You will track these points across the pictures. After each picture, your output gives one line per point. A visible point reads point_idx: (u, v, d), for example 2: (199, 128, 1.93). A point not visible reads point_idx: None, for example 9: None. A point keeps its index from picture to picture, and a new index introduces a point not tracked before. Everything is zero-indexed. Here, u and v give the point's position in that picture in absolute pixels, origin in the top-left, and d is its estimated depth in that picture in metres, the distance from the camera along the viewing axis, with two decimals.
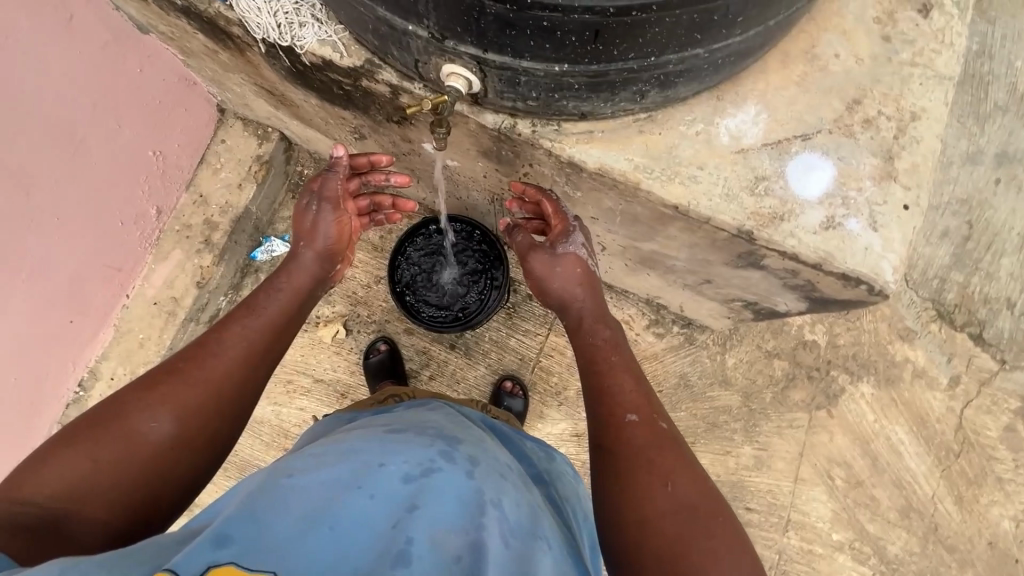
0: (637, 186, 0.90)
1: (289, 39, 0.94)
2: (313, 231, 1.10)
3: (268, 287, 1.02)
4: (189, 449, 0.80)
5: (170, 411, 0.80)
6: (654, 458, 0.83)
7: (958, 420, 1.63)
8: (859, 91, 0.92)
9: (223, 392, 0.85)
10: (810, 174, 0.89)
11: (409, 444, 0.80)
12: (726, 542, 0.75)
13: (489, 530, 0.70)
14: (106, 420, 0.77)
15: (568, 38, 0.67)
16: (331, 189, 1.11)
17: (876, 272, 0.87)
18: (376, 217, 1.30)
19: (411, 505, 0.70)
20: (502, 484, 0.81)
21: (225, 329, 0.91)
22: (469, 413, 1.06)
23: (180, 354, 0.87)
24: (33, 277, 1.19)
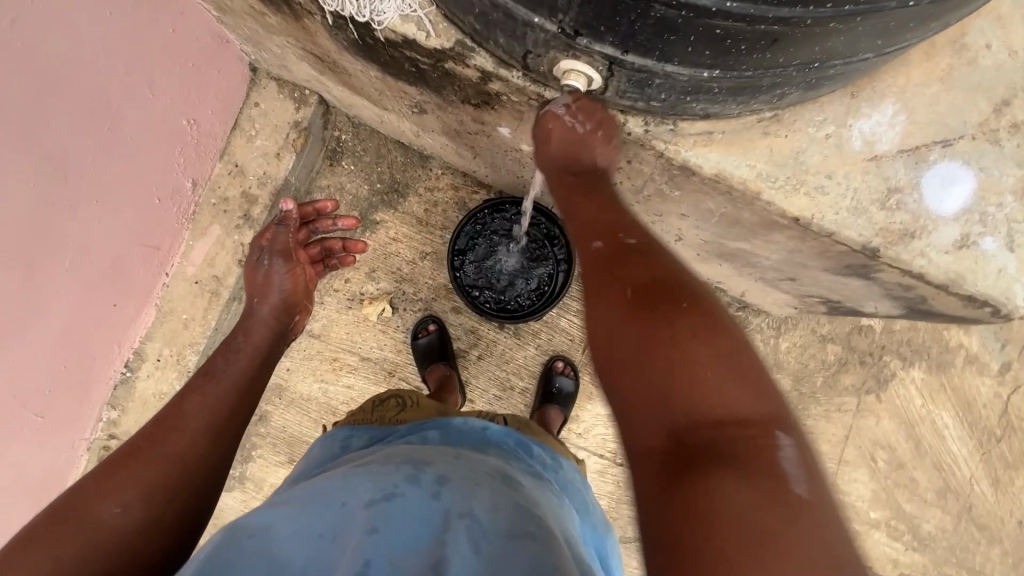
0: (757, 196, 0.82)
1: (368, 14, 0.82)
2: (267, 284, 1.21)
3: (226, 351, 1.04)
4: (165, 521, 0.74)
5: (134, 493, 0.74)
6: (615, 267, 0.69)
7: (1003, 405, 1.61)
8: (1010, 90, 0.82)
9: (188, 459, 0.81)
10: (949, 187, 0.81)
11: (369, 473, 0.75)
12: (704, 323, 0.61)
13: (458, 545, 0.63)
14: (65, 517, 0.69)
15: (737, 46, 0.57)
16: (280, 243, 1.20)
17: (1006, 296, 0.82)
18: (330, 261, 1.49)
19: (372, 528, 0.65)
20: (481, 493, 0.73)
21: (187, 397, 0.90)
22: (458, 424, 0.97)
23: (136, 438, 0.82)
24: (77, 263, 1.11)
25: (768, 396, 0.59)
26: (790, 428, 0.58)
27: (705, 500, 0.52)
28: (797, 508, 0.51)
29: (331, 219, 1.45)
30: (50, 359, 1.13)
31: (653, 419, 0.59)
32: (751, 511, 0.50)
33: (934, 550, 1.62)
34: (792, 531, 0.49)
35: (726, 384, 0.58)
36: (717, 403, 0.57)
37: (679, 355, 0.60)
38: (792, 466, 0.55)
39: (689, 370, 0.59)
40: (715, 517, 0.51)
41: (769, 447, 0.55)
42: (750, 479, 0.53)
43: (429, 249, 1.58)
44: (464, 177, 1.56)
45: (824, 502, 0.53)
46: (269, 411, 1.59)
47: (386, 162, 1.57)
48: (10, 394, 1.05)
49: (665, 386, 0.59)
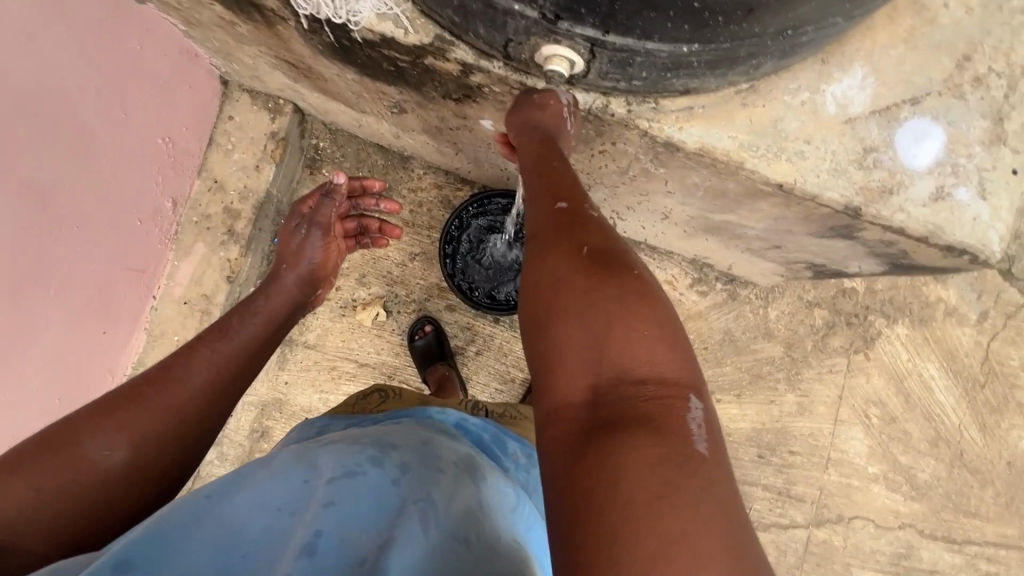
0: (741, 166, 0.84)
1: (344, 15, 0.81)
2: (298, 255, 1.10)
3: (243, 312, 0.96)
4: (143, 478, 0.72)
5: (124, 438, 0.71)
6: (566, 225, 0.65)
7: (984, 352, 1.67)
8: (969, 46, 0.85)
9: (184, 417, 0.77)
10: (922, 142, 0.84)
11: (332, 450, 0.70)
12: (635, 287, 0.58)
13: (410, 526, 0.61)
14: (56, 445, 0.68)
15: (714, 18, 0.59)
16: (324, 216, 1.11)
17: (982, 242, 0.86)
18: (362, 239, 1.46)
19: (327, 502, 0.61)
20: (441, 484, 0.69)
21: (194, 352, 0.84)
22: (436, 413, 0.90)
23: (141, 377, 0.78)
24: (63, 291, 1.08)
25: (691, 365, 0.56)
26: (704, 398, 0.54)
27: (610, 449, 0.47)
28: (702, 468, 0.47)
29: (375, 198, 1.41)
30: (44, 391, 1.10)
31: (573, 373, 0.55)
32: (657, 466, 0.46)
33: (932, 497, 1.68)
34: (694, 489, 0.45)
35: (647, 346, 0.54)
36: (639, 364, 0.53)
37: (607, 314, 0.56)
38: (699, 429, 0.50)
39: (617, 331, 0.55)
40: (616, 468, 0.46)
41: (678, 408, 0.51)
42: (657, 435, 0.48)
43: (418, 250, 1.58)
44: (446, 175, 1.56)
45: (727, 469, 0.49)
46: (270, 427, 1.57)
47: (367, 166, 1.56)
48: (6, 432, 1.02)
49: (589, 341, 0.55)
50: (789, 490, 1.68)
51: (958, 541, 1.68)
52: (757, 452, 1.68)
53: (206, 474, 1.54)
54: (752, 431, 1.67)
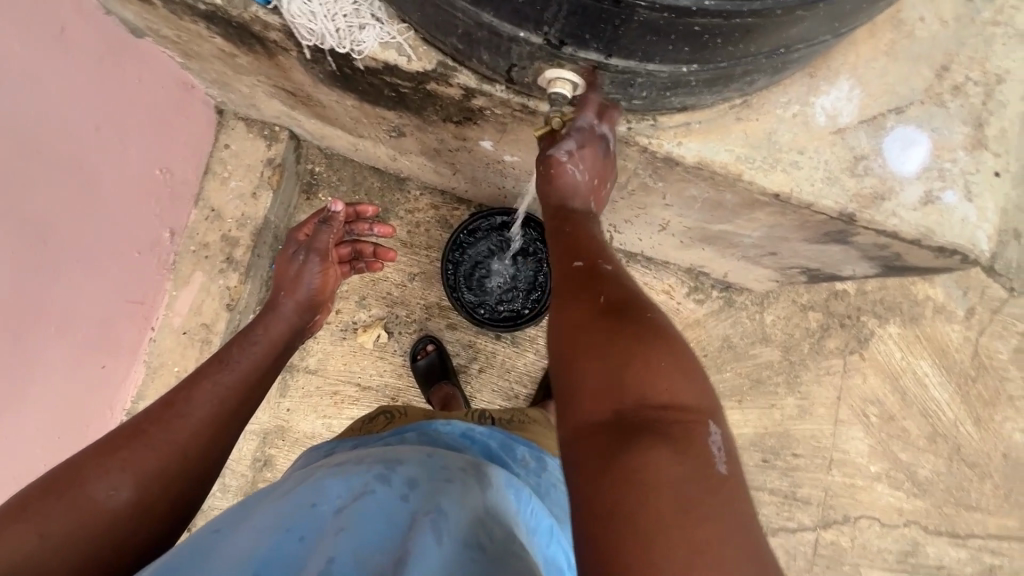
0: (738, 178, 0.87)
1: (349, 45, 0.83)
2: (296, 281, 1.07)
3: (242, 341, 0.94)
4: (151, 517, 0.70)
5: (129, 478, 0.69)
6: (586, 279, 0.67)
7: (974, 348, 1.71)
8: (947, 57, 0.90)
9: (189, 451, 0.76)
10: (909, 149, 0.88)
11: (338, 472, 0.67)
12: (651, 323, 0.59)
13: (422, 540, 0.58)
14: (58, 489, 0.66)
15: (713, 40, 0.61)
16: (320, 240, 1.10)
17: (972, 242, 0.89)
18: (357, 265, 1.31)
19: (340, 528, 0.59)
20: (453, 493, 0.66)
21: (195, 386, 0.82)
22: (442, 425, 0.88)
23: (142, 415, 0.76)
24: (62, 327, 1.07)
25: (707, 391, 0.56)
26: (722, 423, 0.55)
27: (636, 465, 0.48)
28: (721, 488, 0.48)
29: (369, 223, 1.29)
30: (46, 430, 1.08)
31: (595, 404, 0.55)
32: (678, 486, 0.47)
33: (933, 493, 1.71)
34: (716, 510, 0.46)
35: (668, 374, 0.55)
36: (659, 390, 0.54)
37: (626, 346, 0.57)
38: (720, 452, 0.51)
39: (638, 360, 0.56)
40: (639, 492, 0.47)
41: (698, 430, 0.52)
42: (679, 455, 0.49)
43: (417, 270, 1.59)
44: (442, 196, 1.58)
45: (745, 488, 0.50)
46: (273, 455, 1.54)
47: (363, 190, 1.57)
48: (9, 474, 1.00)
49: (609, 374, 0.56)
50: (795, 493, 1.69)
51: (962, 536, 1.70)
52: (761, 457, 1.69)
53: (208, 507, 1.50)
54: (755, 436, 1.69)
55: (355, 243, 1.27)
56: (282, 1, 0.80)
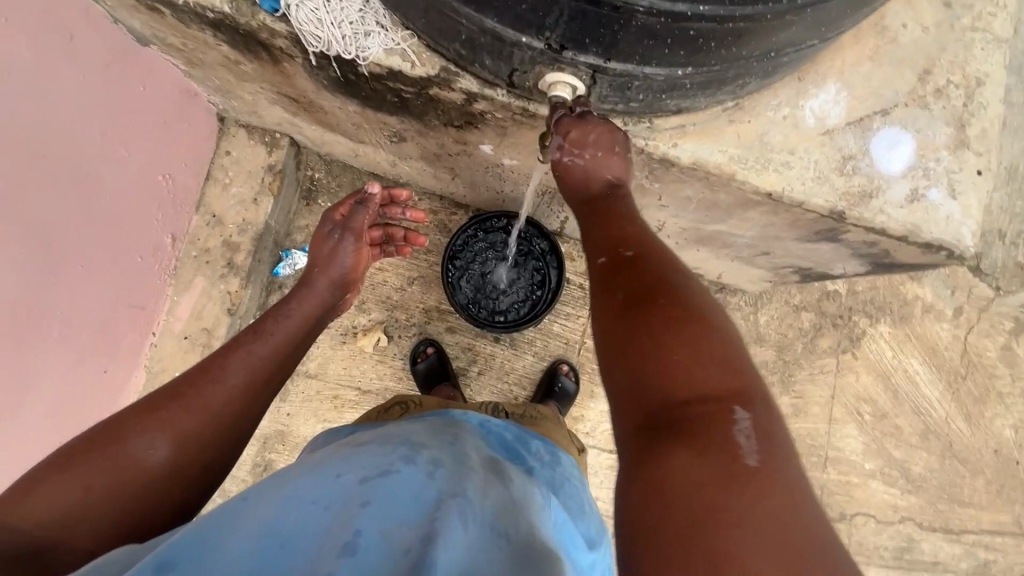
0: (732, 178, 0.90)
1: (354, 51, 0.85)
2: (330, 260, 1.08)
3: (276, 314, 0.96)
4: (181, 478, 0.74)
5: (165, 438, 0.74)
6: (609, 270, 0.70)
7: (962, 346, 1.75)
8: (929, 62, 0.94)
9: (221, 417, 0.79)
10: (894, 150, 0.91)
11: (364, 451, 0.70)
12: (677, 317, 0.62)
13: (449, 522, 0.60)
14: (102, 444, 0.71)
15: (707, 44, 0.64)
16: (358, 220, 1.10)
17: (957, 238, 0.93)
18: (386, 248, 1.32)
19: (364, 502, 0.60)
20: (476, 482, 0.69)
21: (229, 354, 0.85)
22: (460, 415, 0.94)
23: (181, 378, 0.80)
24: (65, 330, 1.07)
25: (736, 377, 0.59)
26: (757, 407, 0.57)
27: (660, 469, 0.54)
28: (751, 481, 0.51)
29: (400, 208, 1.25)
30: (48, 433, 1.08)
31: (628, 411, 0.60)
32: (705, 486, 0.51)
33: (927, 489, 1.73)
34: (743, 504, 0.50)
35: (694, 370, 0.58)
36: (684, 389, 0.58)
37: (651, 348, 0.60)
38: (750, 441, 0.54)
39: (661, 361, 0.59)
40: (669, 500, 0.52)
41: (726, 423, 0.55)
42: (705, 455, 0.53)
43: (416, 274, 1.60)
44: (441, 201, 1.60)
45: (784, 472, 0.53)
46: (274, 460, 1.54)
47: None
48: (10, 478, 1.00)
49: (635, 381, 0.60)
50: None
51: (956, 531, 1.73)
52: None
53: None
54: None
55: (387, 227, 1.27)
56: (289, 9, 0.83)
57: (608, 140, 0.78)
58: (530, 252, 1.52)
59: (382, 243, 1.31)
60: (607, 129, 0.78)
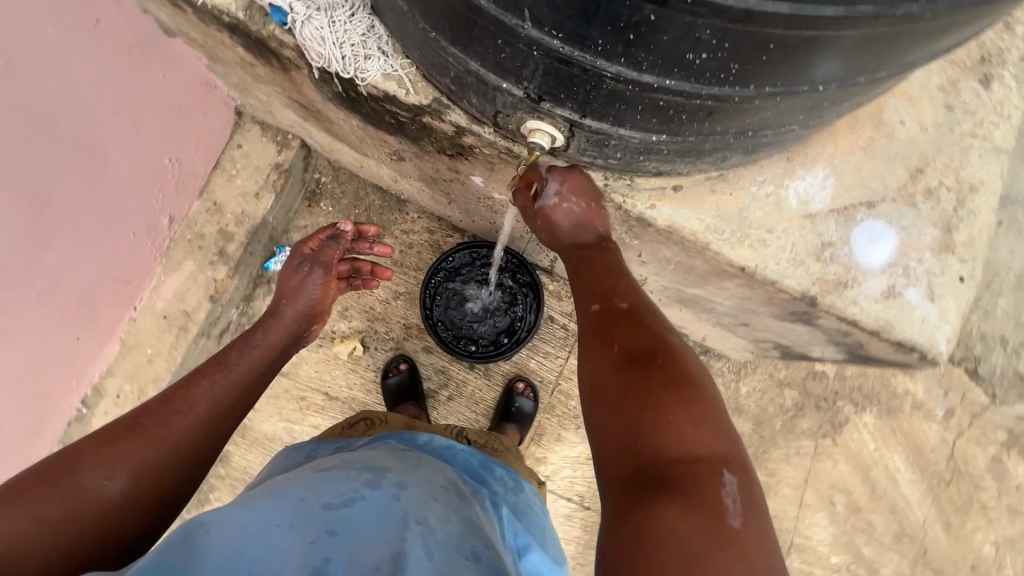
0: (706, 246, 0.90)
1: (353, 71, 0.88)
2: (298, 290, 1.11)
3: (242, 344, 1.00)
4: (140, 505, 0.74)
5: (123, 469, 0.74)
6: (602, 326, 0.76)
7: (949, 450, 1.68)
8: (923, 160, 0.93)
9: (182, 444, 0.81)
10: (876, 244, 0.90)
11: (329, 475, 0.75)
12: (672, 376, 0.68)
13: (413, 545, 0.65)
14: (56, 475, 0.71)
15: (678, 116, 0.65)
16: (327, 254, 1.13)
17: (930, 342, 0.91)
18: (354, 282, 1.28)
19: (330, 530, 0.65)
20: (436, 505, 0.74)
21: (193, 383, 0.88)
22: (426, 441, 0.97)
23: (141, 410, 0.82)
24: (45, 294, 1.09)
25: (722, 440, 0.65)
26: (739, 470, 0.63)
27: (648, 516, 0.57)
28: (734, 540, 0.56)
29: (369, 241, 1.23)
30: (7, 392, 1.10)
31: (618, 459, 0.64)
32: (691, 537, 0.55)
33: None
34: (722, 560, 0.54)
35: (685, 426, 0.63)
36: (675, 445, 0.62)
37: (647, 402, 0.65)
38: (734, 503, 0.59)
39: (660, 413, 0.64)
40: (650, 543, 0.55)
41: (715, 483, 0.60)
42: (692, 509, 0.57)
43: (402, 289, 1.61)
44: (439, 221, 1.62)
45: (762, 534, 0.59)
46: (230, 452, 1.54)
47: (364, 205, 1.63)
48: None
49: (628, 433, 0.65)
50: None
51: None
52: None
53: None
54: None
55: (355, 260, 1.25)
56: (296, 23, 0.86)
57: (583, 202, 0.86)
58: (515, 289, 1.51)
59: (350, 277, 1.27)
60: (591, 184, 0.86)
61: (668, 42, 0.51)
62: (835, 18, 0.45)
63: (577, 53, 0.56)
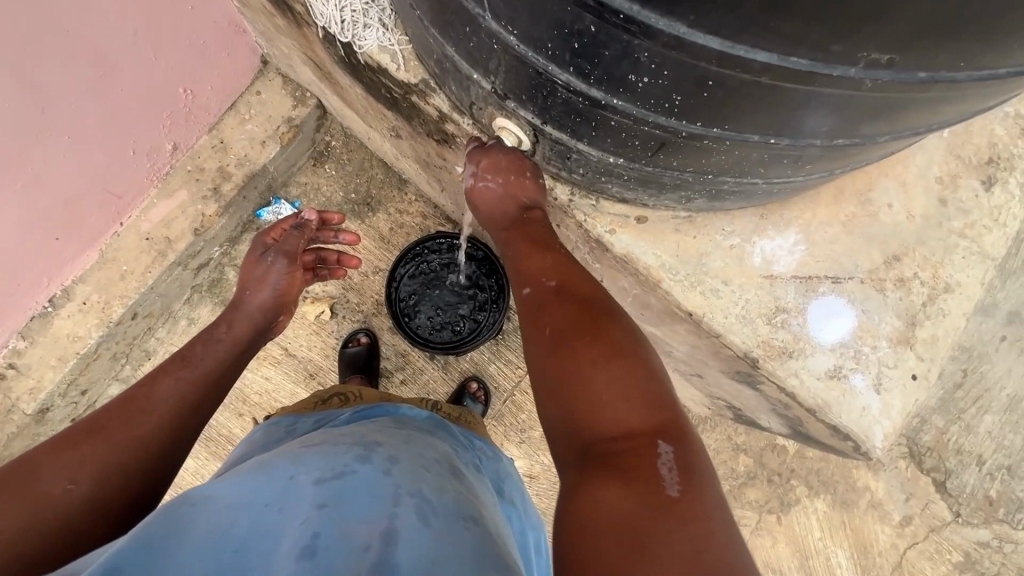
0: (657, 283, 0.88)
1: (350, 36, 0.90)
2: (262, 281, 1.02)
3: (206, 339, 0.94)
4: (105, 512, 0.68)
5: (88, 472, 0.69)
6: (546, 305, 0.74)
7: (897, 558, 1.59)
8: (902, 249, 0.90)
9: (147, 445, 0.75)
10: (831, 321, 0.87)
11: (318, 453, 0.73)
12: (603, 351, 0.66)
13: (406, 517, 0.64)
14: (12, 483, 0.65)
15: (632, 141, 0.64)
16: (290, 242, 1.05)
17: (867, 434, 0.87)
18: (320, 272, 1.22)
19: (320, 506, 0.63)
20: (426, 476, 0.73)
21: (157, 381, 0.82)
22: (407, 411, 0.96)
23: (101, 412, 0.76)
24: (29, 186, 1.13)
25: (659, 410, 0.63)
26: (680, 439, 0.61)
27: (588, 502, 0.57)
28: (673, 507, 0.54)
29: (334, 231, 1.18)
30: None
31: (566, 449, 0.65)
32: (625, 513, 0.54)
33: None
34: (661, 530, 0.52)
35: (616, 401, 0.63)
36: (606, 422, 0.63)
37: (577, 383, 0.65)
38: (670, 472, 0.58)
39: (589, 393, 0.64)
40: (588, 524, 0.55)
41: (649, 455, 0.59)
42: (628, 486, 0.56)
43: (383, 266, 1.62)
44: (433, 208, 1.64)
45: (707, 498, 0.56)
46: None
47: (365, 176, 1.65)
48: None
49: (569, 420, 0.65)
50: None
51: None
52: None
53: None
54: None
55: (320, 251, 1.18)
56: None
57: (514, 167, 0.82)
58: (478, 305, 1.51)
59: (316, 266, 1.21)
60: (513, 157, 0.82)
61: (610, 58, 0.50)
62: (768, 65, 0.44)
63: (531, 53, 0.56)
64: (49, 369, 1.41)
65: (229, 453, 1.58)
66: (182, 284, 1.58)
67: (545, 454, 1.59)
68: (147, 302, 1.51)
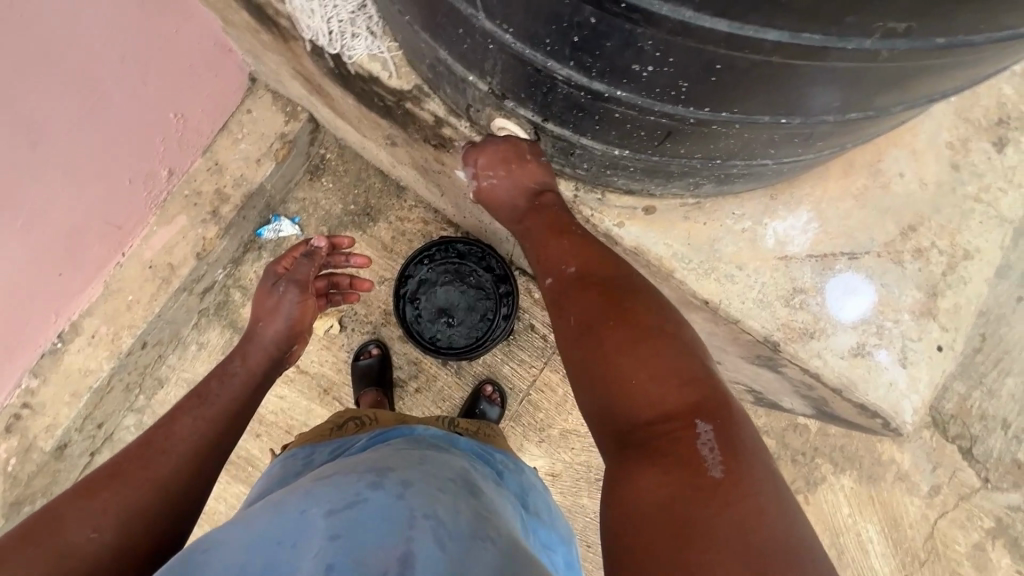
0: (670, 273, 0.87)
1: (339, 47, 0.88)
2: (275, 312, 1.02)
3: (221, 373, 0.94)
4: (133, 555, 0.68)
5: (114, 517, 0.68)
6: (567, 289, 0.73)
7: (929, 529, 1.57)
8: (917, 218, 0.88)
9: (171, 483, 0.75)
10: (850, 298, 0.86)
11: (329, 484, 0.72)
12: (628, 336, 0.65)
13: (421, 540, 0.62)
14: (38, 535, 0.64)
15: (637, 132, 0.62)
16: (301, 271, 1.04)
17: (895, 410, 0.86)
18: (333, 298, 1.23)
19: (332, 536, 0.62)
20: (443, 497, 0.72)
21: (175, 420, 0.82)
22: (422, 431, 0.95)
23: (123, 455, 0.76)
24: (29, 225, 1.12)
25: (694, 387, 0.61)
26: (717, 414, 0.60)
27: (631, 491, 0.58)
28: (718, 492, 0.54)
29: (344, 255, 1.17)
30: None
31: (604, 433, 0.65)
32: (671, 502, 0.54)
33: None
34: (709, 517, 0.52)
35: (647, 383, 0.62)
36: (643, 408, 0.62)
37: (605, 368, 0.64)
38: (712, 452, 0.57)
39: (620, 378, 0.63)
40: (635, 515, 0.56)
41: (689, 437, 0.58)
42: (669, 472, 0.56)
43: (388, 275, 1.61)
44: (434, 213, 1.62)
45: (754, 480, 0.55)
46: None
47: (363, 186, 1.64)
48: None
49: (604, 406, 0.64)
50: None
51: None
52: None
53: None
54: None
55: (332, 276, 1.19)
56: None
57: (510, 154, 0.79)
58: (487, 311, 1.50)
59: (330, 292, 1.22)
60: (505, 145, 0.79)
61: (612, 49, 0.49)
62: (779, 43, 0.42)
63: (528, 50, 0.55)
64: (63, 406, 1.41)
65: (250, 475, 1.57)
66: (189, 309, 1.58)
67: (566, 452, 1.58)
68: (156, 330, 1.50)
